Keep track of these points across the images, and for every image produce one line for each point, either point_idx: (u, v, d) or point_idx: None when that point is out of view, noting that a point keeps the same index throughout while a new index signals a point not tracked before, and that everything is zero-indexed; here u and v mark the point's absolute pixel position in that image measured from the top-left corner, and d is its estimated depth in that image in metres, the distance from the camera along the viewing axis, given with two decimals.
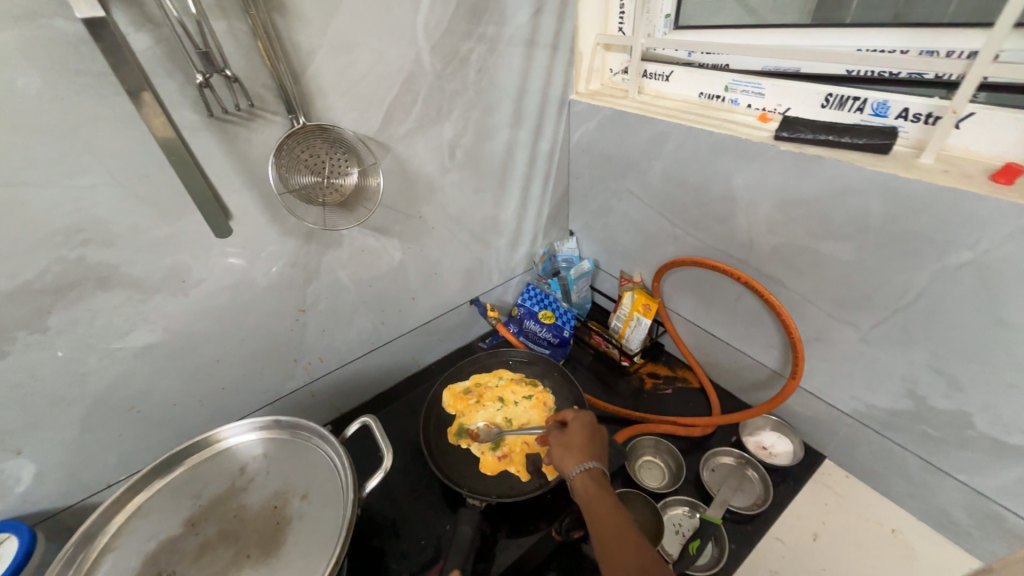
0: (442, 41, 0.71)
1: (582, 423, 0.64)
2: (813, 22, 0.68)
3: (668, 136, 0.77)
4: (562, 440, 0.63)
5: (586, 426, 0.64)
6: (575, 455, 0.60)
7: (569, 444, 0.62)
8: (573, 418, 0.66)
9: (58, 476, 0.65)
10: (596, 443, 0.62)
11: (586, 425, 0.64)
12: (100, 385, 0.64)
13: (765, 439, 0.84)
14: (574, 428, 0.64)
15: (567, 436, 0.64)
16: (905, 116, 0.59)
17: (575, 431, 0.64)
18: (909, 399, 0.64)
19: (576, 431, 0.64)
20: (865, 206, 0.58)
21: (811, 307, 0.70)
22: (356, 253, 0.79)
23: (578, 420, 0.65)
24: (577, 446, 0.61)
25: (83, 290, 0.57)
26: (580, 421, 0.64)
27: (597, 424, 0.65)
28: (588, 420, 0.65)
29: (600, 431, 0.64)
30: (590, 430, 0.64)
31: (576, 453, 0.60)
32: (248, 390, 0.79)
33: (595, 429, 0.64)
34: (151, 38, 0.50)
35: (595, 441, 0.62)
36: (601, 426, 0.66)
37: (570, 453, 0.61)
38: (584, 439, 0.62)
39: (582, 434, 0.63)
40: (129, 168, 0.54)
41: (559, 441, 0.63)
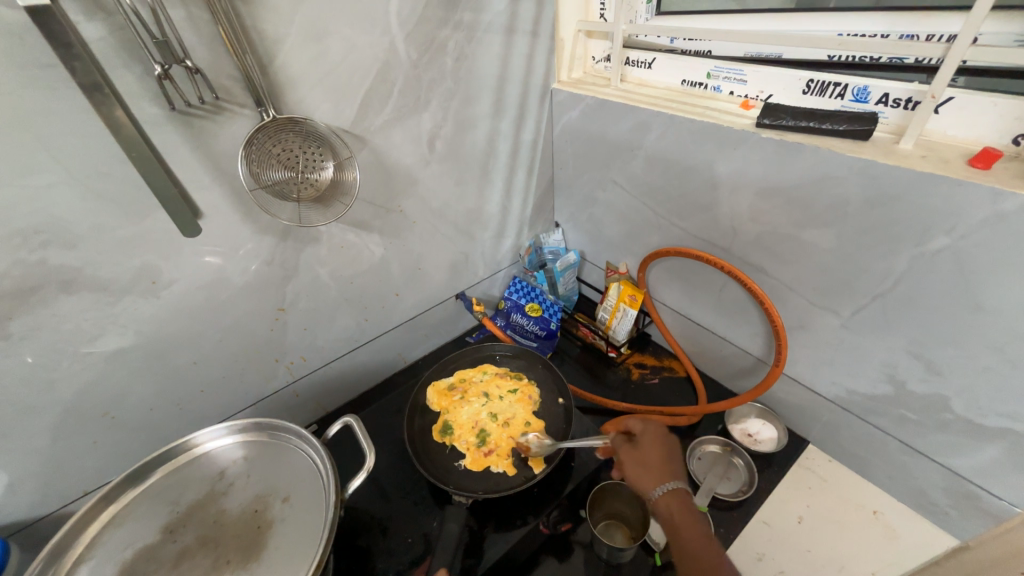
0: (418, 29, 0.69)
1: (654, 437, 0.62)
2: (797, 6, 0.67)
3: (651, 125, 0.76)
4: (637, 456, 0.60)
5: (658, 441, 0.62)
6: (653, 473, 0.58)
7: (644, 462, 0.59)
8: (642, 431, 0.63)
9: (31, 486, 0.63)
10: (673, 460, 0.60)
11: (659, 440, 0.61)
12: (70, 392, 0.61)
13: (750, 426, 0.84)
14: (647, 443, 0.61)
15: (641, 450, 0.61)
16: (885, 102, 0.59)
17: (648, 446, 0.61)
18: (888, 384, 0.64)
19: (649, 446, 0.61)
20: (845, 193, 0.57)
21: (794, 295, 0.70)
22: (335, 249, 0.77)
23: (649, 434, 0.62)
24: (654, 464, 0.59)
25: (46, 294, 0.55)
26: (652, 435, 0.62)
27: (667, 437, 0.63)
28: (659, 433, 0.63)
29: (672, 446, 0.61)
30: (662, 445, 0.61)
31: (655, 472, 0.58)
32: (228, 391, 0.77)
33: (667, 442, 0.62)
34: (104, 28, 0.47)
35: (670, 457, 0.60)
36: (670, 439, 0.64)
37: (648, 471, 0.58)
38: (659, 454, 0.60)
39: (656, 450, 0.60)
40: (89, 165, 0.52)
41: (635, 457, 0.60)
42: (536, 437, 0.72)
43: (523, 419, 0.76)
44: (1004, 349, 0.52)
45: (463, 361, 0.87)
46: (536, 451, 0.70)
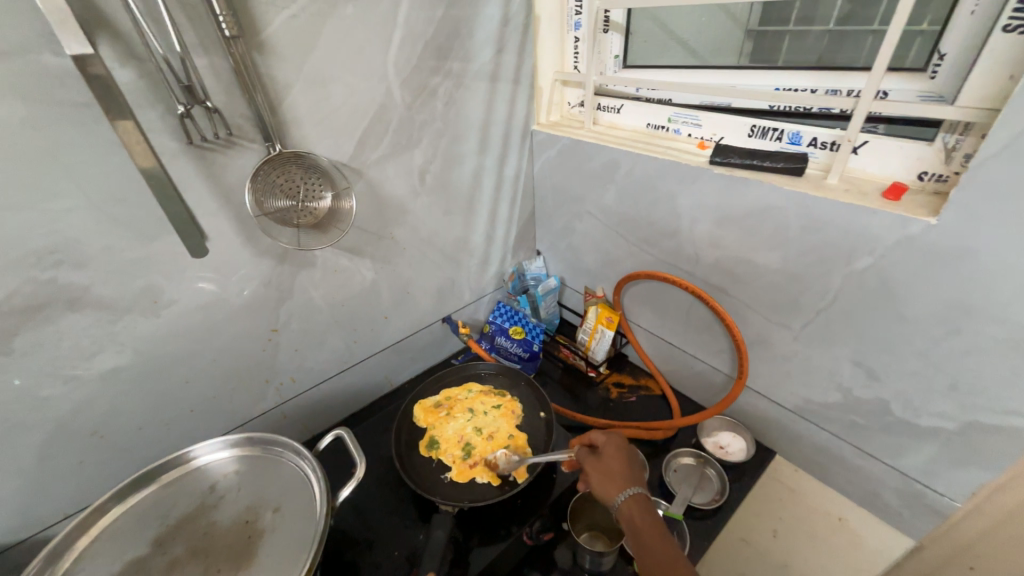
0: (411, 77, 0.77)
1: (616, 449, 0.67)
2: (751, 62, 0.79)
3: (620, 162, 0.85)
4: (601, 467, 0.66)
5: (619, 451, 0.67)
6: (615, 481, 0.63)
7: (607, 471, 0.65)
8: (605, 444, 0.69)
9: (13, 507, 0.64)
10: (634, 467, 0.65)
11: (621, 450, 0.67)
12: (63, 410, 0.63)
13: (722, 439, 0.88)
14: (609, 454, 0.67)
15: (604, 462, 0.66)
16: (815, 144, 0.68)
17: (610, 457, 0.66)
18: (838, 392, 0.71)
19: (611, 457, 0.66)
20: (786, 221, 0.66)
21: (752, 313, 0.77)
22: (329, 273, 0.81)
23: (611, 446, 0.68)
24: (615, 473, 0.64)
25: (51, 311, 0.58)
26: (614, 447, 0.67)
27: (628, 448, 0.68)
28: (621, 444, 0.68)
29: (634, 455, 0.67)
30: (624, 454, 0.67)
31: (616, 480, 0.63)
32: (218, 412, 0.79)
33: (627, 451, 0.67)
34: (135, 72, 0.53)
35: (630, 466, 0.65)
36: (632, 448, 0.69)
37: (610, 480, 0.63)
38: (620, 463, 0.65)
39: (618, 459, 0.66)
40: (106, 192, 0.56)
41: (598, 469, 0.66)
42: (504, 454, 0.75)
43: (506, 433, 0.80)
44: (927, 354, 0.59)
45: (449, 380, 0.91)
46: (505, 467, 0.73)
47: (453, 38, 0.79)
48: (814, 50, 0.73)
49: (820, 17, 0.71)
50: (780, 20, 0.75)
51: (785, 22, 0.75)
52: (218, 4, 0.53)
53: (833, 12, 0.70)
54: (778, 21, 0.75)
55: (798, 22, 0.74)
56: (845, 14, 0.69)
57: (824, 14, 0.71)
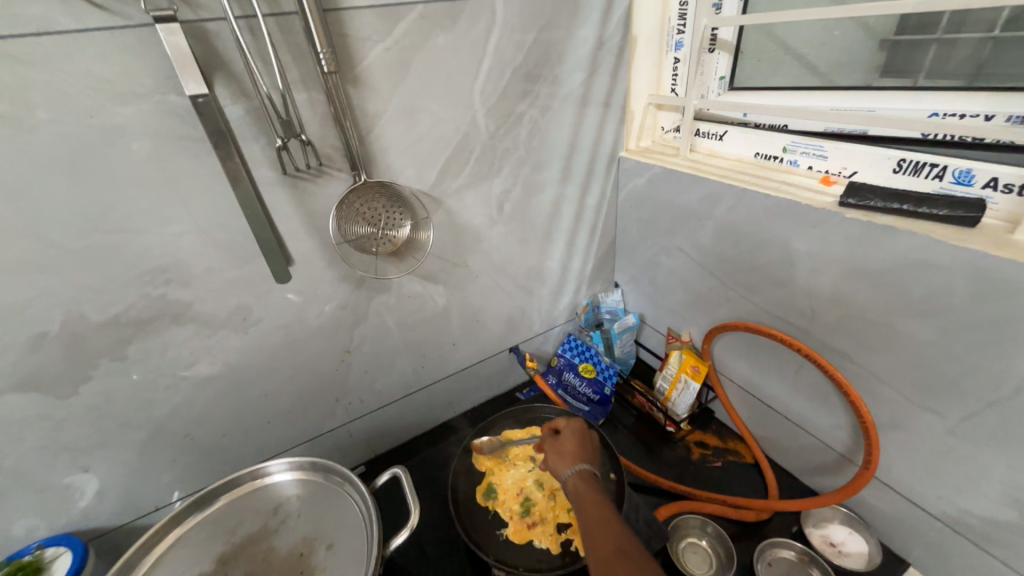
0: (497, 104, 0.75)
1: (573, 431, 0.68)
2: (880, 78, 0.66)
3: (721, 197, 0.75)
4: (556, 446, 0.66)
5: (576, 434, 0.68)
6: (567, 459, 0.63)
7: (561, 451, 0.66)
8: (565, 427, 0.70)
9: (116, 494, 0.70)
10: (587, 448, 0.66)
11: (577, 432, 0.68)
12: (162, 412, 0.68)
13: (834, 534, 0.73)
14: (566, 436, 0.68)
15: (560, 443, 0.67)
16: (993, 186, 0.55)
17: (566, 439, 0.67)
18: (1015, 510, 0.54)
19: (567, 438, 0.67)
20: (948, 283, 0.52)
21: (888, 388, 0.62)
22: (403, 298, 0.81)
23: (571, 429, 0.69)
24: (568, 452, 0.65)
25: (159, 324, 0.63)
26: (571, 429, 0.69)
27: (587, 434, 0.69)
28: (579, 428, 0.69)
29: (590, 438, 0.67)
30: (580, 437, 0.67)
31: (567, 458, 0.64)
32: (291, 425, 0.82)
33: (584, 435, 0.68)
34: (243, 108, 0.56)
35: (583, 447, 0.65)
36: (591, 434, 0.70)
37: (563, 458, 0.64)
38: (575, 444, 0.66)
39: (573, 440, 0.67)
40: (212, 218, 0.60)
41: (554, 449, 0.66)
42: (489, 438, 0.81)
43: None
44: None
45: (511, 419, 0.85)
46: (489, 450, 0.79)
47: (544, 63, 0.76)
48: (969, 63, 0.59)
49: (974, 21, 0.57)
50: (923, 27, 0.61)
51: (928, 30, 0.61)
52: (320, 40, 0.55)
53: (998, 15, 0.56)
54: (917, 29, 0.62)
55: (945, 28, 0.60)
56: (1016, 15, 0.55)
57: (982, 18, 0.57)
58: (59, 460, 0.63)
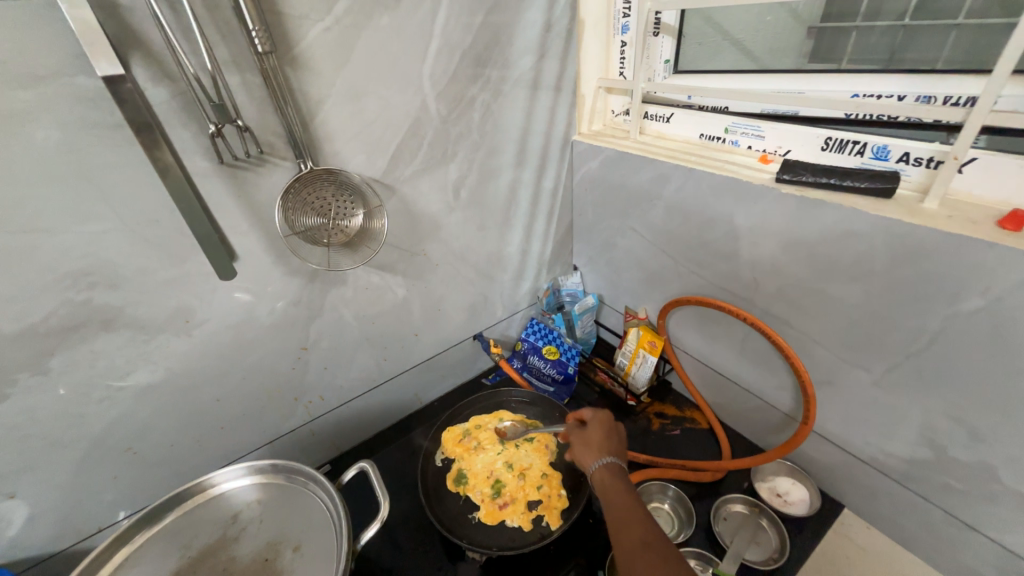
0: (448, 87, 0.73)
1: (601, 422, 0.66)
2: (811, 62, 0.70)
3: (670, 177, 0.78)
4: (582, 437, 0.65)
5: (605, 424, 0.66)
6: (594, 451, 0.62)
7: (588, 442, 0.64)
8: (592, 417, 0.67)
9: (51, 519, 0.64)
10: (615, 439, 0.63)
11: (604, 423, 0.65)
12: (98, 427, 0.63)
13: (779, 485, 0.80)
14: (593, 426, 0.66)
15: (587, 433, 0.65)
16: (906, 160, 0.60)
17: (594, 429, 0.65)
18: (928, 449, 0.61)
19: (594, 429, 0.65)
20: (870, 250, 0.57)
21: (822, 350, 0.68)
22: (360, 291, 0.79)
23: (598, 419, 0.67)
24: (594, 443, 0.63)
25: (86, 331, 0.57)
26: (599, 420, 0.66)
27: (615, 424, 0.67)
28: (608, 418, 0.67)
29: (619, 429, 0.65)
30: (609, 428, 0.65)
31: (594, 449, 0.62)
32: (248, 429, 0.78)
33: (613, 425, 0.66)
34: (168, 92, 0.52)
35: (611, 439, 0.63)
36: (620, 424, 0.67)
37: (590, 450, 0.62)
38: (603, 436, 0.64)
39: (601, 431, 0.65)
40: (140, 213, 0.55)
41: (580, 439, 0.65)
42: (512, 424, 0.81)
43: (539, 471, 0.74)
44: None
45: (480, 405, 0.86)
46: (512, 435, 0.79)
47: (493, 45, 0.75)
48: (884, 47, 0.64)
49: (888, 9, 0.63)
50: (844, 15, 0.66)
51: (849, 17, 0.66)
52: (251, 17, 0.51)
53: (907, 5, 0.61)
54: (840, 17, 0.67)
55: (864, 15, 0.65)
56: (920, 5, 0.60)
57: (894, 6, 0.62)
58: None
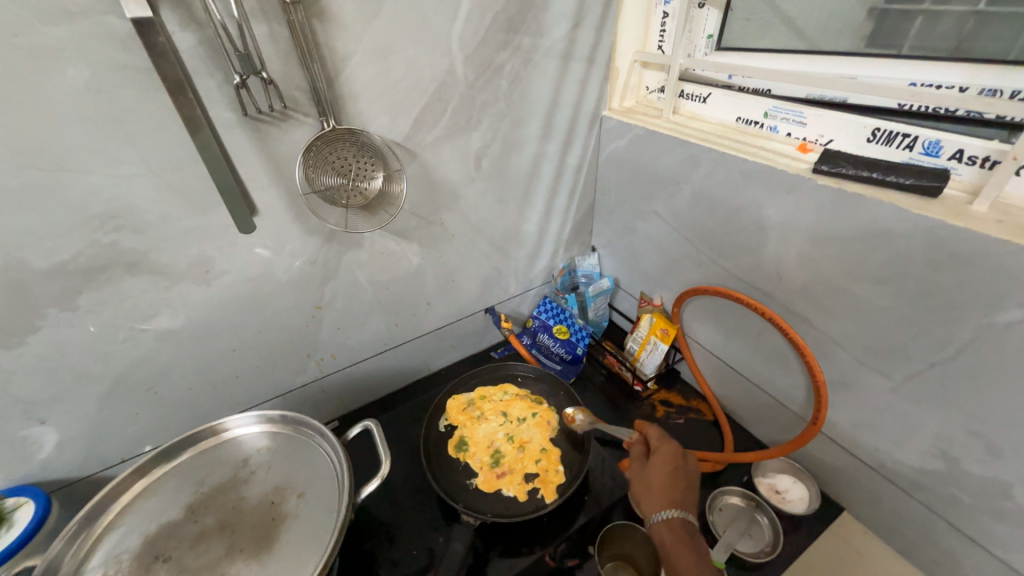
0: (477, 52, 0.71)
1: (662, 460, 0.67)
2: (865, 48, 0.65)
3: (700, 160, 0.75)
4: (643, 477, 0.67)
5: (668, 464, 0.67)
6: (654, 497, 0.64)
7: (650, 484, 0.65)
8: (655, 453, 0.69)
9: (78, 446, 0.68)
10: (677, 483, 0.64)
11: (667, 464, 0.66)
12: (122, 365, 0.66)
13: (780, 483, 0.79)
14: (654, 466, 0.67)
15: (648, 473, 0.67)
16: (959, 158, 0.56)
17: (655, 469, 0.67)
18: (940, 460, 0.59)
19: (656, 469, 0.67)
20: (906, 251, 0.54)
21: (840, 351, 0.66)
22: (375, 255, 0.79)
23: (661, 457, 0.68)
24: (655, 487, 0.65)
25: (112, 273, 0.59)
26: (662, 457, 0.67)
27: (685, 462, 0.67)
28: (670, 457, 0.67)
29: (680, 469, 0.66)
30: (671, 469, 0.66)
31: (655, 495, 0.64)
32: (261, 380, 0.81)
33: (676, 467, 0.66)
34: (196, 38, 0.51)
35: (680, 482, 0.64)
36: (685, 462, 0.68)
37: (651, 494, 0.64)
38: (663, 478, 0.65)
39: (662, 473, 0.66)
40: (165, 160, 0.56)
41: (641, 479, 0.67)
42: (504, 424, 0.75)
43: (539, 445, 0.75)
44: None
45: (486, 377, 0.88)
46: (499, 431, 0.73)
47: (527, 9, 0.72)
48: (950, 36, 0.59)
49: None
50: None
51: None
52: None
53: None
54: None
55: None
56: None
57: None
58: (12, 411, 0.61)
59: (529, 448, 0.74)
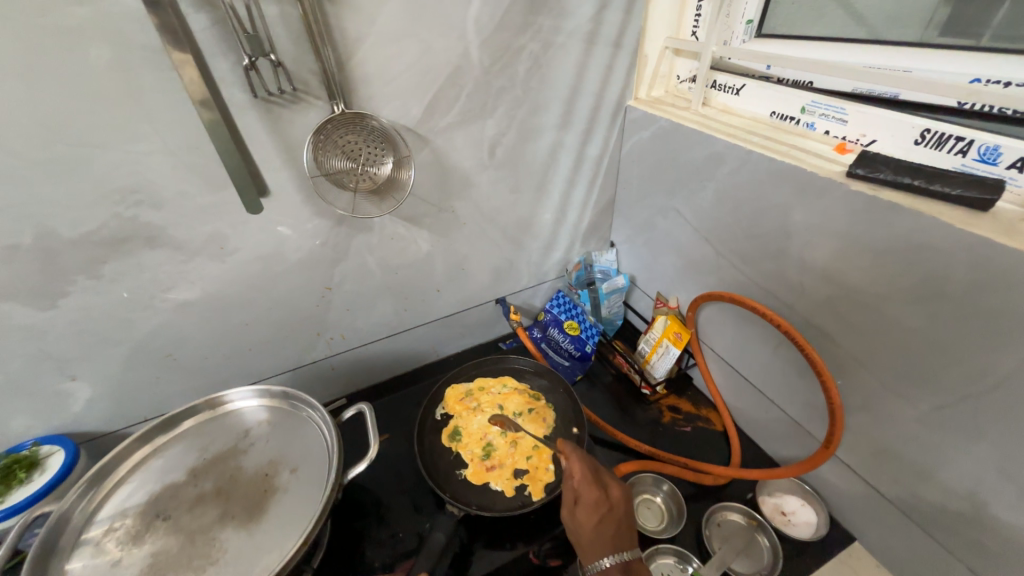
0: (493, 36, 0.69)
1: (588, 507, 0.57)
2: (937, 32, 0.58)
3: (725, 157, 0.70)
4: (574, 527, 0.58)
5: (595, 511, 0.57)
6: (589, 550, 0.57)
7: (582, 534, 0.58)
8: (579, 495, 0.59)
9: (105, 403, 0.74)
10: (608, 528, 0.57)
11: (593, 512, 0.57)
12: (143, 332, 0.70)
13: (786, 504, 0.75)
14: (582, 514, 0.58)
15: (578, 522, 0.58)
16: (1019, 167, 0.49)
17: (583, 518, 0.57)
18: (965, 500, 0.54)
19: (584, 516, 0.58)
20: (945, 269, 0.49)
21: (863, 372, 0.61)
22: (385, 240, 0.80)
23: (586, 503, 0.58)
24: (587, 538, 0.57)
25: (133, 245, 0.63)
26: (587, 505, 0.58)
27: (607, 497, 0.59)
28: (594, 499, 0.58)
29: (608, 509, 0.57)
30: (599, 514, 0.57)
31: (590, 547, 0.57)
32: (272, 355, 0.84)
33: (602, 509, 0.57)
34: (209, 19, 0.52)
35: (607, 525, 0.57)
36: (609, 495, 0.58)
37: (586, 546, 0.57)
38: (593, 528, 0.57)
39: (591, 522, 0.57)
40: (181, 139, 0.58)
41: (573, 529, 0.59)
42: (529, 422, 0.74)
43: (531, 442, 0.74)
44: None
45: (486, 368, 0.87)
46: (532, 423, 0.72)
47: None
48: None
49: None
50: None
51: None
52: None
53: None
54: None
55: None
56: None
57: None
58: (46, 367, 0.66)
59: (518, 444, 0.74)
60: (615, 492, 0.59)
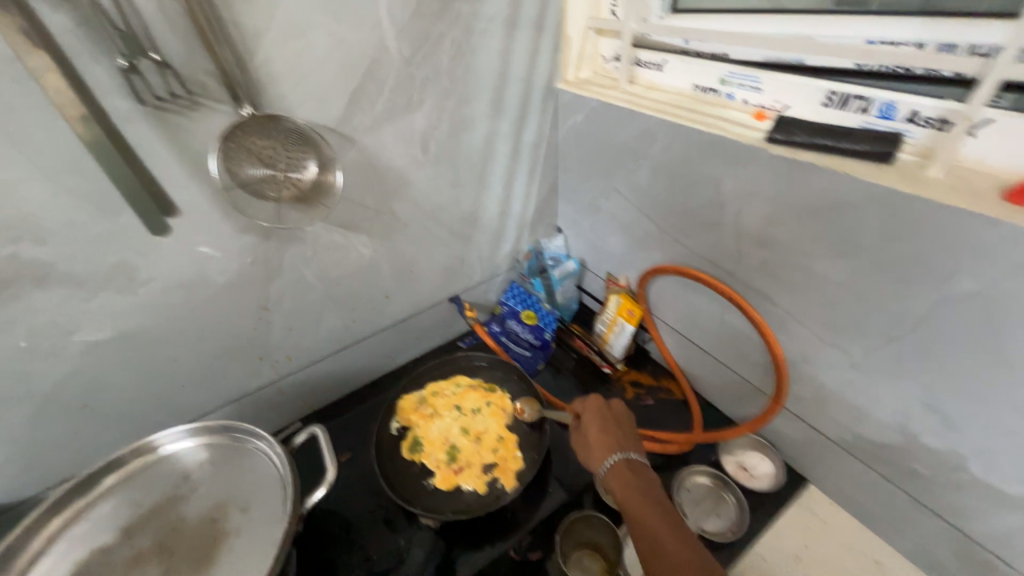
0: (410, 24, 0.65)
1: (593, 413, 0.66)
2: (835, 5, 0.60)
3: (656, 134, 0.71)
4: (581, 437, 0.65)
5: (599, 417, 0.65)
6: (597, 454, 0.62)
7: (588, 443, 0.64)
8: (584, 409, 0.67)
9: (11, 471, 0.65)
10: (615, 433, 0.63)
11: (598, 417, 0.65)
12: (47, 384, 0.62)
13: (747, 459, 0.79)
14: (588, 421, 0.65)
15: (584, 432, 0.65)
16: (914, 121, 0.53)
17: (590, 426, 0.65)
18: (898, 433, 0.59)
19: (590, 424, 0.65)
20: (861, 223, 0.52)
21: (802, 327, 0.64)
22: (321, 250, 0.75)
23: (590, 411, 0.66)
24: (594, 444, 0.63)
25: (18, 287, 0.55)
26: (591, 413, 0.66)
27: (609, 408, 0.67)
28: (601, 408, 0.66)
29: (613, 416, 0.65)
30: (604, 420, 0.65)
31: (597, 451, 0.62)
32: (211, 387, 0.77)
33: (608, 416, 0.65)
34: (71, 19, 0.45)
35: (613, 427, 0.64)
36: (611, 406, 0.67)
37: (592, 452, 0.63)
38: (598, 431, 0.63)
39: (598, 428, 0.64)
40: (58, 160, 0.51)
41: (580, 440, 0.65)
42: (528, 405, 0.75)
43: (495, 434, 0.74)
44: None
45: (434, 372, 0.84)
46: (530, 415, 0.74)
47: None
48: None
49: None
50: None
51: None
52: None
53: None
54: None
55: None
56: None
57: None
58: None
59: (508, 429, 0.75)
60: (617, 406, 0.67)
